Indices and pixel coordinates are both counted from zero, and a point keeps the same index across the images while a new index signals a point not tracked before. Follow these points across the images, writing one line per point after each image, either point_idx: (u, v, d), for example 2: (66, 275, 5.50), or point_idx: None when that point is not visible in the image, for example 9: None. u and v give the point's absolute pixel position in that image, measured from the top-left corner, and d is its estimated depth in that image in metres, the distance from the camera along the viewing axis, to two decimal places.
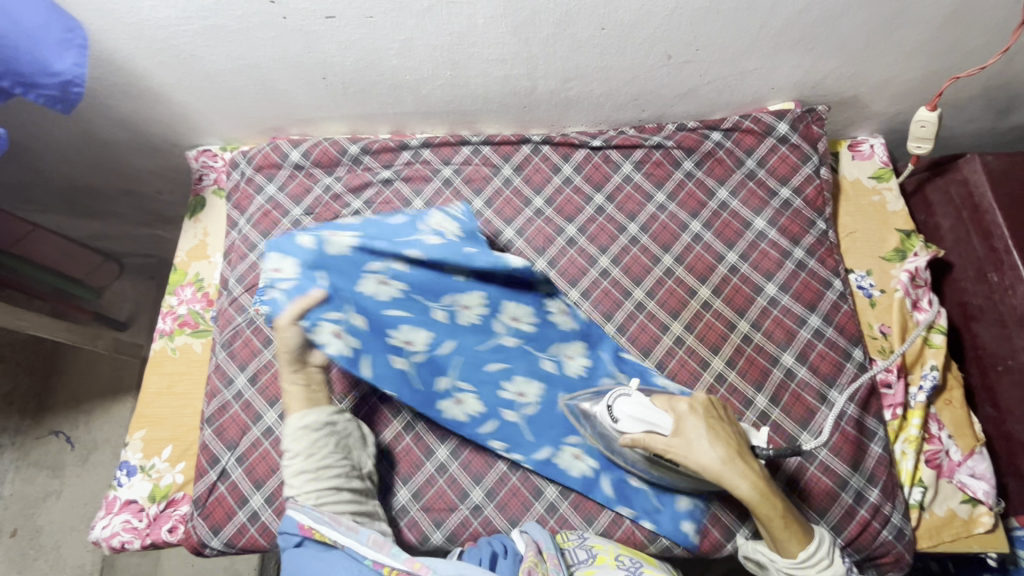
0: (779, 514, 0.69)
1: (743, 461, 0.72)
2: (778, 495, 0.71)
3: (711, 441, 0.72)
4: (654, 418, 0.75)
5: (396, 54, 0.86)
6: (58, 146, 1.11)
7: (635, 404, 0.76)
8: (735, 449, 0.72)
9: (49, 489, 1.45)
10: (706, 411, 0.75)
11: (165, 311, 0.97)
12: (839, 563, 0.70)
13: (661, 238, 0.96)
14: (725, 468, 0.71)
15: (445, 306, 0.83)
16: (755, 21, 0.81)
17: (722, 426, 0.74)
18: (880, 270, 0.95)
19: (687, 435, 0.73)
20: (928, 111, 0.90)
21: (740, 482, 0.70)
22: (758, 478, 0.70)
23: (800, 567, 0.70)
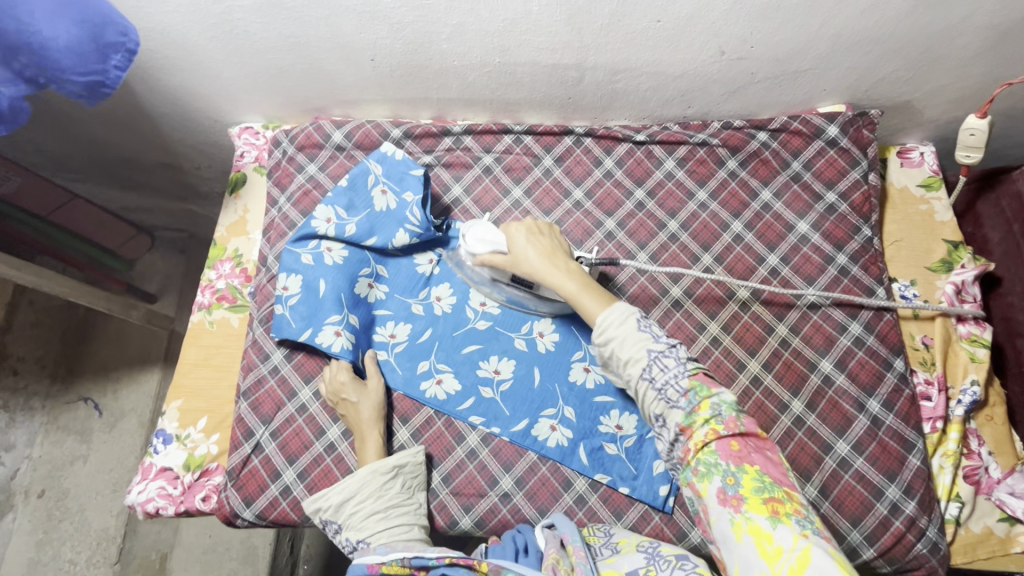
0: (580, 287, 0.70)
1: (558, 258, 0.74)
2: (590, 277, 0.72)
3: (530, 245, 0.75)
4: (496, 239, 0.79)
5: (446, 39, 0.86)
6: (104, 117, 1.13)
7: (480, 229, 0.81)
8: (551, 250, 0.75)
9: (76, 454, 1.48)
10: (530, 229, 0.78)
11: (204, 284, 0.98)
12: (632, 326, 0.63)
13: (701, 237, 0.95)
14: (541, 262, 0.74)
15: (422, 300, 0.92)
16: (815, 20, 0.80)
17: (546, 236, 0.77)
18: (924, 281, 0.93)
19: (516, 249, 0.77)
20: (978, 119, 0.88)
21: (554, 272, 0.72)
22: (564, 266, 0.73)
23: (602, 335, 0.65)
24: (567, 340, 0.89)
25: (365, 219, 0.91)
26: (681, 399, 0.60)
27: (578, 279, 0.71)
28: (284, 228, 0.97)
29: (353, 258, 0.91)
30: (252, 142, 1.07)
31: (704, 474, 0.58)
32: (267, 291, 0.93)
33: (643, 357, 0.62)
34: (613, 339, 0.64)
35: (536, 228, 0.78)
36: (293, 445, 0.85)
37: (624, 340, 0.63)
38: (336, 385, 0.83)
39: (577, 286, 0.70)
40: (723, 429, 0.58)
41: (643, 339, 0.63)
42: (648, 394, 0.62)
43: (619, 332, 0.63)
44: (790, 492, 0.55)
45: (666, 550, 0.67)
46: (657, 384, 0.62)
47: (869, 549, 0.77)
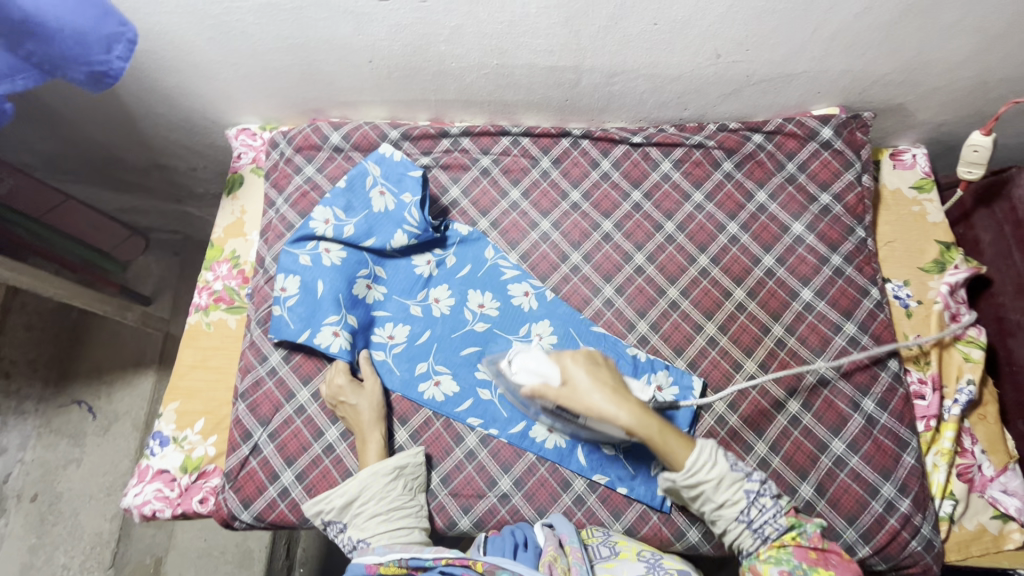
0: (659, 432, 0.70)
1: (622, 396, 0.71)
2: (657, 419, 0.70)
3: (594, 382, 0.71)
4: (544, 369, 0.73)
5: (445, 40, 0.86)
6: (99, 117, 1.12)
7: (528, 356, 0.75)
8: (613, 388, 0.71)
9: (70, 457, 1.47)
10: (586, 359, 0.74)
11: (201, 285, 0.98)
12: (723, 465, 0.70)
13: (698, 238, 0.95)
14: (611, 403, 0.70)
15: (420, 301, 0.92)
16: (810, 23, 0.81)
17: (602, 368, 0.73)
18: (917, 281, 0.95)
19: (575, 383, 0.72)
20: (982, 135, 0.89)
21: (625, 412, 0.70)
22: (637, 406, 0.70)
23: (692, 476, 0.70)
24: (565, 340, 0.90)
25: (363, 220, 0.91)
26: (770, 525, 0.69)
27: (656, 419, 0.70)
28: (282, 229, 0.97)
29: (351, 259, 0.91)
30: (249, 143, 1.08)
31: (772, 562, 0.68)
32: (265, 292, 0.93)
33: (741, 498, 0.70)
34: (705, 481, 0.70)
35: (589, 358, 0.74)
36: (291, 446, 0.85)
37: (720, 478, 0.70)
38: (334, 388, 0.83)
39: (659, 428, 0.70)
40: (804, 541, 0.69)
41: (731, 480, 0.70)
42: (737, 529, 0.70)
43: (712, 476, 0.70)
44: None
45: (667, 563, 0.74)
46: (733, 510, 0.70)
47: (864, 547, 0.78)
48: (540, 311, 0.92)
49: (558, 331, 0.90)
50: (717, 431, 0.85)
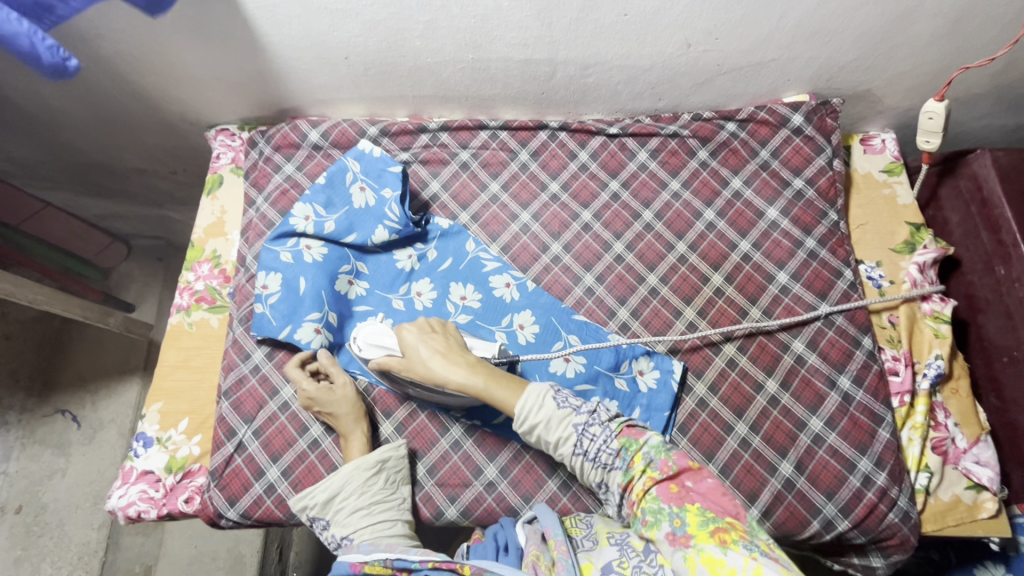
0: (486, 384, 0.72)
1: (455, 357, 0.75)
2: (491, 371, 0.73)
3: (420, 345, 0.77)
4: (389, 343, 0.81)
5: (419, 36, 0.87)
6: (76, 122, 1.12)
7: (374, 330, 0.82)
8: (447, 350, 0.76)
9: (55, 467, 1.45)
10: (422, 329, 0.79)
11: (182, 286, 0.97)
12: (551, 404, 0.68)
13: (675, 226, 0.97)
14: (438, 362, 0.75)
15: (402, 295, 0.93)
16: (776, 11, 0.83)
17: (440, 334, 0.78)
18: (889, 262, 0.97)
19: (409, 350, 0.77)
20: (935, 102, 0.91)
21: (457, 374, 0.73)
22: (466, 365, 0.74)
23: (525, 420, 0.68)
24: (547, 328, 0.91)
25: (343, 215, 0.92)
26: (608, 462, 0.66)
27: (484, 371, 0.73)
28: (262, 228, 0.97)
29: (332, 255, 0.91)
30: (228, 143, 1.08)
31: (654, 524, 0.60)
32: (247, 291, 0.93)
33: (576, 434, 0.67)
34: (535, 421, 0.68)
35: (432, 334, 0.78)
36: (276, 443, 0.85)
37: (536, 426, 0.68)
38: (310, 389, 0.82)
39: (485, 381, 0.72)
40: (658, 473, 0.63)
41: (560, 419, 0.67)
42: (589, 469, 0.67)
43: (540, 416, 0.67)
44: (734, 520, 0.57)
45: (637, 541, 0.66)
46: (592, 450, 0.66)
47: (843, 521, 0.80)
48: (523, 301, 0.93)
49: (540, 320, 0.91)
50: (698, 414, 0.86)
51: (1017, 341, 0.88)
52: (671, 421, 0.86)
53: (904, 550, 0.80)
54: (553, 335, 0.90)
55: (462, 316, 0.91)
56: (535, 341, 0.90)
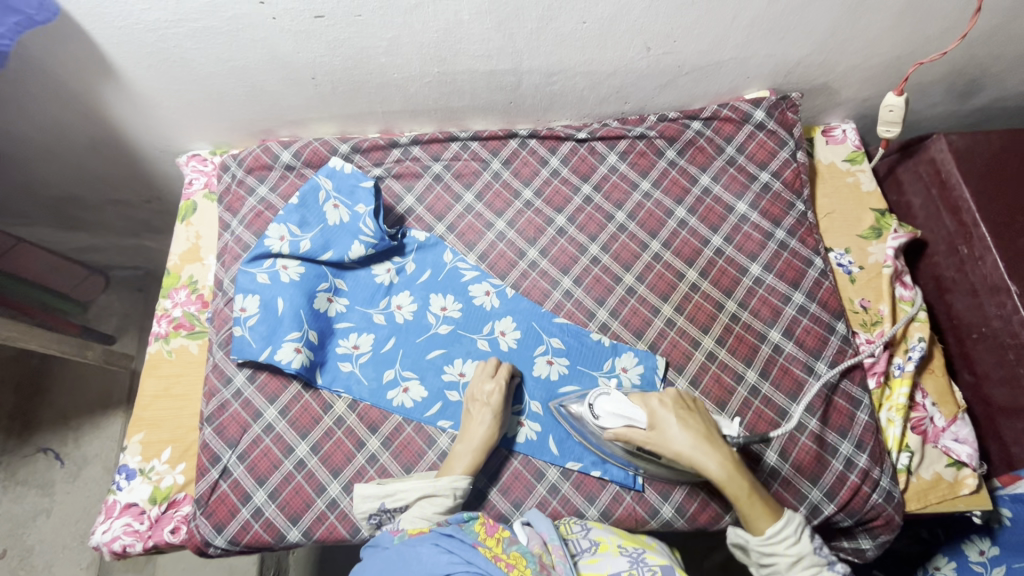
0: (747, 491, 0.72)
1: (712, 445, 0.75)
2: (746, 475, 0.74)
3: (683, 432, 0.76)
4: (631, 412, 0.79)
5: (383, 52, 0.88)
6: (43, 156, 1.11)
7: (614, 401, 0.80)
8: (705, 435, 0.76)
9: (39, 508, 1.42)
10: (676, 406, 0.79)
11: (160, 314, 0.97)
12: (807, 543, 0.71)
13: (648, 225, 0.99)
14: (670, 438, 0.76)
15: (382, 310, 0.93)
16: (730, 11, 0.85)
17: (693, 417, 0.79)
18: (857, 248, 0.99)
19: (662, 427, 0.77)
20: (895, 96, 0.93)
21: (715, 468, 0.74)
22: (730, 465, 0.74)
23: (769, 544, 0.71)
24: (529, 334, 0.92)
25: (319, 234, 0.92)
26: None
27: (745, 477, 0.73)
28: (238, 251, 0.97)
29: (310, 274, 0.91)
30: (200, 169, 1.07)
31: None
32: (225, 314, 0.93)
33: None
34: (783, 553, 0.70)
35: (677, 409, 0.79)
36: (262, 465, 0.84)
37: (799, 556, 0.70)
38: (477, 386, 0.84)
39: (747, 491, 0.72)
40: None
41: (793, 561, 0.70)
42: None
43: (796, 550, 0.70)
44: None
45: (649, 557, 0.73)
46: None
47: (830, 505, 0.81)
48: (503, 308, 0.93)
49: (522, 326, 0.92)
50: None
51: (984, 317, 0.91)
52: None
53: (890, 530, 0.82)
54: (534, 341, 0.91)
55: (442, 327, 0.92)
56: (517, 347, 0.91)
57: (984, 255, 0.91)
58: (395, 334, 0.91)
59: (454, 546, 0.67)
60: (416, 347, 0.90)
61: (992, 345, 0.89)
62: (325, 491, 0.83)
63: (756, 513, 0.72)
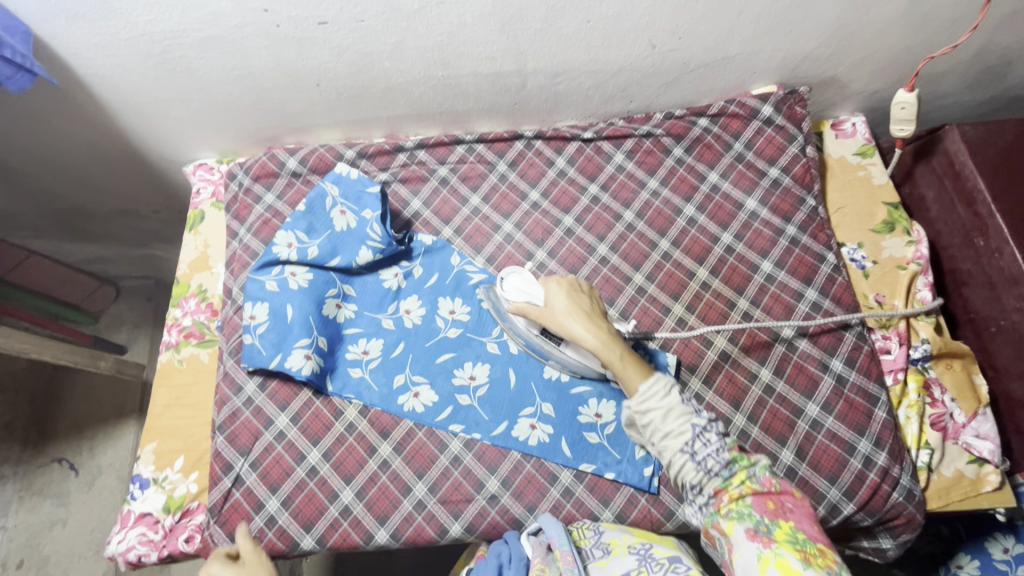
0: (621, 357, 0.74)
1: (594, 321, 0.77)
2: (623, 345, 0.75)
3: (571, 309, 0.77)
4: (531, 290, 0.81)
5: (388, 57, 0.88)
6: (52, 168, 1.12)
7: (520, 277, 0.83)
8: (590, 312, 0.77)
9: (55, 518, 1.43)
10: (570, 288, 0.80)
11: (170, 323, 0.97)
12: (677, 397, 0.72)
13: (657, 224, 0.98)
14: (562, 319, 0.78)
15: (391, 315, 0.93)
16: (735, 6, 0.84)
17: (586, 297, 0.79)
18: (870, 243, 0.98)
19: (555, 308, 0.78)
20: (906, 92, 0.92)
21: (592, 336, 0.75)
22: (605, 333, 0.76)
23: (643, 402, 0.71)
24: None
25: (326, 240, 0.92)
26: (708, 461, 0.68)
27: (620, 345, 0.75)
28: (247, 258, 0.97)
29: (318, 280, 0.91)
30: (207, 178, 1.08)
31: (735, 518, 0.65)
32: (235, 322, 0.93)
33: (686, 429, 0.70)
34: (655, 409, 0.71)
35: (575, 291, 0.79)
36: (274, 473, 0.84)
37: (670, 408, 0.71)
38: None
39: (620, 354, 0.74)
40: (758, 487, 0.67)
41: (667, 416, 0.71)
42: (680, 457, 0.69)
43: (664, 404, 0.71)
44: (824, 546, 0.61)
45: (658, 552, 0.72)
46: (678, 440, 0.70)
47: (849, 504, 0.79)
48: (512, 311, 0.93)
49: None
50: None
51: (1002, 310, 0.89)
52: None
53: (911, 529, 0.80)
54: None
55: (451, 331, 0.91)
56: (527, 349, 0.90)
57: (1002, 248, 0.88)
58: (405, 338, 0.91)
59: None
60: (425, 351, 0.90)
61: (1011, 339, 0.88)
62: (338, 498, 0.83)
63: (626, 369, 0.73)
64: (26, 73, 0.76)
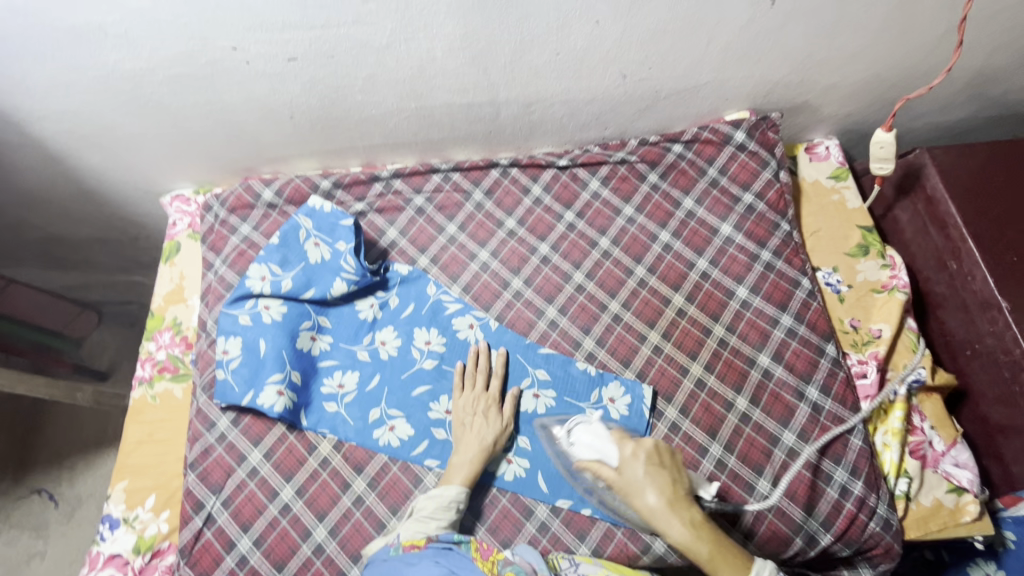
0: (711, 555, 0.64)
1: (680, 507, 0.68)
2: (715, 535, 0.66)
3: (649, 485, 0.71)
4: (602, 449, 0.78)
5: (360, 90, 0.89)
6: (28, 200, 1.12)
7: (591, 433, 0.80)
8: (674, 493, 0.70)
9: (33, 551, 1.41)
10: (649, 457, 0.74)
11: (144, 357, 0.96)
12: None
13: (633, 250, 0.98)
14: (634, 481, 0.72)
15: (367, 347, 0.92)
16: (703, 37, 0.85)
17: (666, 472, 0.72)
18: (845, 266, 0.98)
19: (631, 482, 0.72)
20: (884, 132, 0.93)
21: (677, 529, 0.67)
22: (691, 527, 0.67)
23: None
24: (515, 366, 0.90)
25: (301, 272, 0.91)
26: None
27: (710, 541, 0.65)
28: (221, 291, 0.97)
29: (292, 313, 0.90)
30: (184, 209, 1.08)
31: None
32: (209, 356, 0.92)
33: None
34: None
35: (649, 459, 0.74)
36: (246, 511, 0.83)
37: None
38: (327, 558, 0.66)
39: (711, 553, 0.64)
40: None
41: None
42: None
43: None
44: None
45: None
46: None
47: (826, 535, 0.78)
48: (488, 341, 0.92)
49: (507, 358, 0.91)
50: (671, 438, 0.85)
51: (977, 334, 0.89)
52: None
53: (890, 559, 0.79)
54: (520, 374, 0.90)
55: (427, 362, 0.91)
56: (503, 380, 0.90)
57: (974, 271, 0.89)
58: (381, 371, 0.90)
59: (455, 564, 0.69)
60: (401, 384, 0.90)
61: (986, 363, 0.88)
62: (310, 536, 0.81)
63: (717, 559, 0.64)
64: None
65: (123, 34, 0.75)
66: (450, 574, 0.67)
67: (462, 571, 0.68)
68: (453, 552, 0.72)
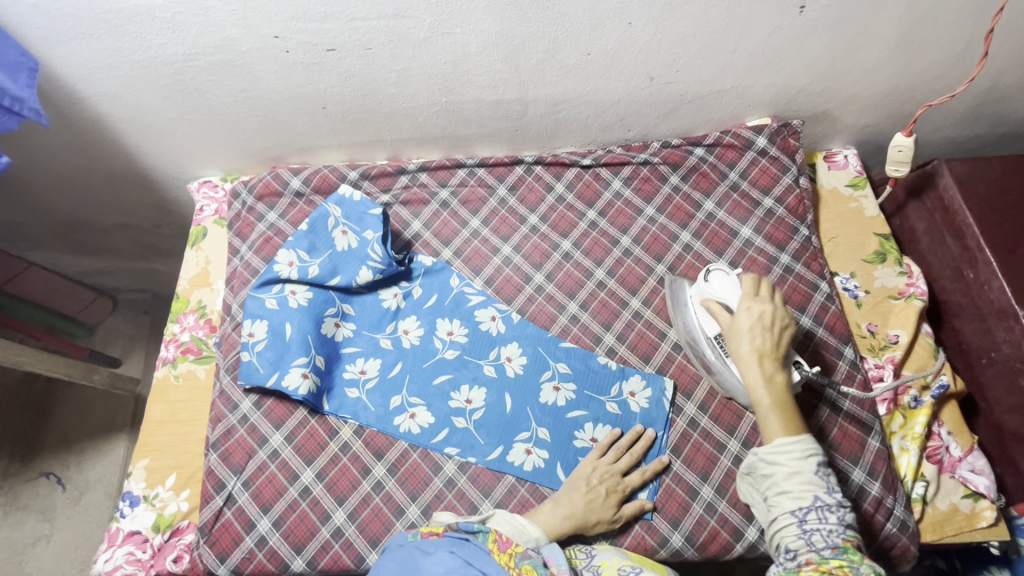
0: (771, 406, 0.71)
1: (767, 363, 0.73)
2: (785, 398, 0.71)
3: (748, 336, 0.74)
4: (730, 297, 0.81)
5: (393, 83, 0.91)
6: (57, 182, 1.13)
7: (727, 281, 0.82)
8: (771, 351, 0.74)
9: (39, 533, 1.41)
10: (763, 314, 0.76)
11: (168, 338, 0.97)
12: (812, 465, 0.68)
13: (653, 249, 0.99)
14: (744, 326, 0.75)
15: (389, 335, 0.93)
16: (730, 43, 0.87)
17: (774, 331, 0.75)
18: (863, 272, 0.99)
19: (732, 325, 0.76)
20: (905, 137, 0.94)
21: (753, 376, 0.73)
22: (771, 382, 0.72)
23: (774, 452, 0.69)
24: (536, 359, 0.91)
25: (328, 259, 0.93)
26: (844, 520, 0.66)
27: (776, 396, 0.71)
28: (247, 276, 0.98)
29: (317, 299, 0.92)
30: (211, 196, 1.10)
31: None
32: (233, 339, 0.93)
33: (809, 497, 0.67)
34: (784, 466, 0.69)
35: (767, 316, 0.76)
36: (266, 492, 0.83)
37: (801, 471, 0.68)
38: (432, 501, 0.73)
39: (770, 404, 0.71)
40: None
41: (790, 477, 0.68)
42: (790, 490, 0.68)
43: (795, 463, 0.68)
44: None
45: None
46: (791, 482, 0.68)
47: None
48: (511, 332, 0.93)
49: (528, 350, 0.92)
50: (690, 434, 0.87)
51: (993, 342, 0.90)
52: (663, 441, 0.86)
53: (905, 560, 0.80)
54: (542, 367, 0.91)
55: (449, 352, 0.92)
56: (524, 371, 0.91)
57: (991, 280, 0.90)
58: (404, 358, 0.91)
59: (471, 555, 0.66)
60: (423, 373, 0.91)
61: (1002, 371, 0.89)
62: (330, 519, 0.82)
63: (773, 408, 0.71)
64: (13, 116, 0.73)
65: (170, 19, 0.77)
66: (466, 565, 0.64)
67: (477, 562, 0.65)
68: (469, 543, 0.68)
